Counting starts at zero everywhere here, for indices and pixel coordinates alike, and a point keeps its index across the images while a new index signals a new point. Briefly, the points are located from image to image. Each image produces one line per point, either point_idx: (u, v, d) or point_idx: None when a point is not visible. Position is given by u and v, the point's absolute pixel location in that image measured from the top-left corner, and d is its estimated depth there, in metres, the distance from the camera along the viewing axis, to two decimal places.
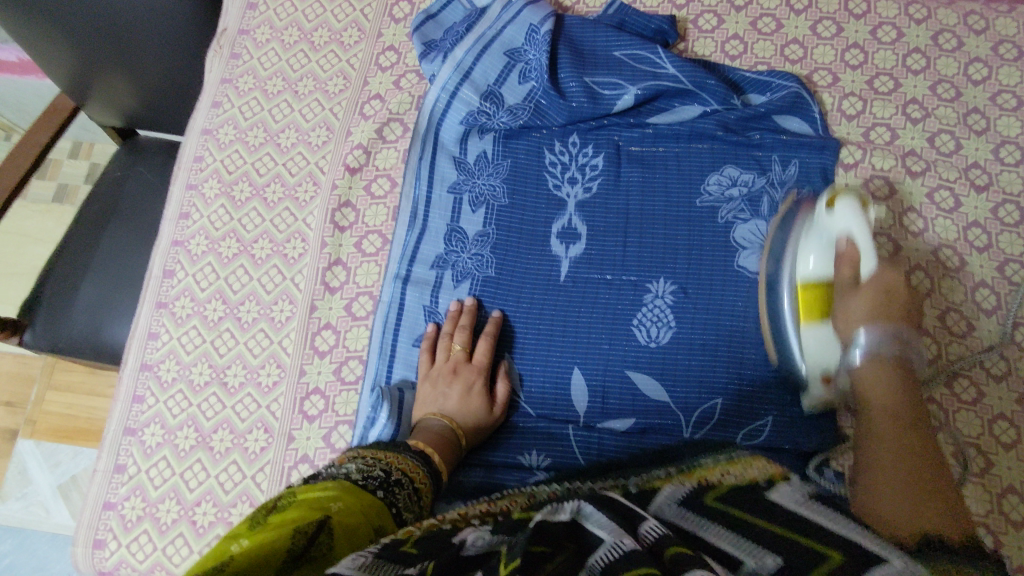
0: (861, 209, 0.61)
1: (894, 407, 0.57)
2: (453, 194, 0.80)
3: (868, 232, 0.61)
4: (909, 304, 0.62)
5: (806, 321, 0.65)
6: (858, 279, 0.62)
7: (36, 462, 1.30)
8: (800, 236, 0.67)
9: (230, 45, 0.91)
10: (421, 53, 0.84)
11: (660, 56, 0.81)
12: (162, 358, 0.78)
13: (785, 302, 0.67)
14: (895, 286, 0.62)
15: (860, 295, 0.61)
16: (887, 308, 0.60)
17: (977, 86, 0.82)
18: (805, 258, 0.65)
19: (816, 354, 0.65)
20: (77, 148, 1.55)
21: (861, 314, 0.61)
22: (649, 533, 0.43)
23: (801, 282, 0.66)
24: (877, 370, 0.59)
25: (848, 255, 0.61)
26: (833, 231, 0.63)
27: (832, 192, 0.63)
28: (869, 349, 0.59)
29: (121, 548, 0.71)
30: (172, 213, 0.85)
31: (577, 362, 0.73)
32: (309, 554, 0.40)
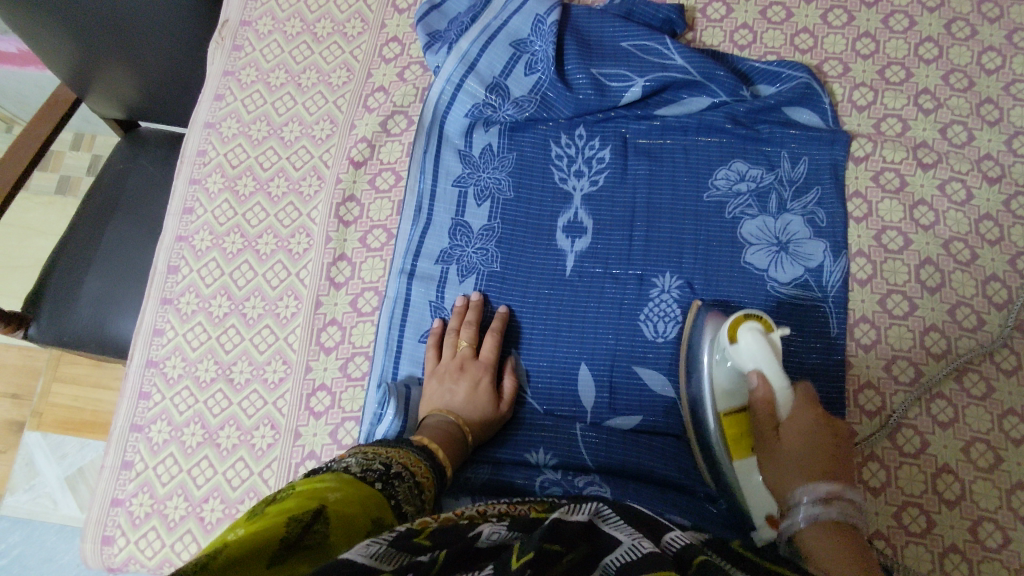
0: (764, 336, 0.60)
1: (838, 519, 0.51)
2: (458, 187, 0.79)
3: (776, 361, 0.60)
4: (834, 445, 0.58)
5: (737, 455, 0.63)
6: (775, 421, 0.61)
7: (42, 454, 1.30)
8: (710, 351, 0.66)
9: (232, 37, 0.90)
10: (425, 44, 0.83)
11: (668, 46, 0.80)
12: (167, 354, 0.77)
13: (716, 451, 0.65)
14: (813, 427, 0.59)
15: (783, 437, 0.59)
16: (821, 446, 0.57)
17: (990, 76, 0.81)
18: (717, 378, 0.64)
19: (756, 495, 0.62)
20: (78, 140, 1.55)
21: (790, 472, 0.57)
22: (672, 545, 0.43)
23: (721, 414, 0.64)
24: (819, 524, 0.52)
25: (764, 393, 0.61)
26: (738, 361, 0.62)
27: (732, 320, 0.63)
28: (802, 470, 0.56)
29: (129, 545, 0.71)
30: (176, 208, 0.84)
31: (584, 358, 0.73)
32: (305, 542, 0.40)
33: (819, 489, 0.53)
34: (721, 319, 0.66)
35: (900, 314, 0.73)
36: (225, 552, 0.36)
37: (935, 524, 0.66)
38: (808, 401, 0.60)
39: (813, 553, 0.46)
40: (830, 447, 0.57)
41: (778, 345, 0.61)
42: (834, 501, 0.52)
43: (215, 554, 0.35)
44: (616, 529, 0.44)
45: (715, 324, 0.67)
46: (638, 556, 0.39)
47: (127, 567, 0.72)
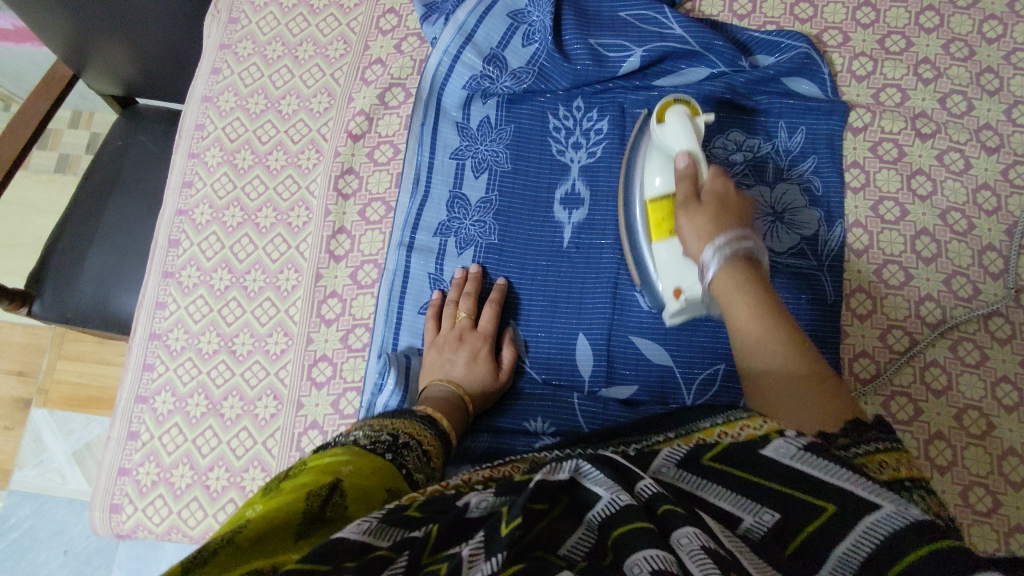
0: (687, 119, 0.65)
1: (765, 296, 0.54)
2: (456, 160, 0.79)
3: (697, 140, 0.65)
4: (746, 210, 0.60)
5: (656, 237, 0.66)
6: (697, 192, 0.61)
7: (50, 429, 1.32)
8: (642, 165, 0.70)
9: (227, 10, 0.90)
10: (422, 15, 0.83)
11: (667, 16, 0.79)
12: (170, 327, 0.78)
13: (642, 234, 0.69)
14: (725, 192, 0.60)
15: (701, 208, 0.59)
16: (725, 211, 0.59)
17: (991, 45, 0.80)
18: (652, 178, 0.67)
19: (665, 267, 0.65)
20: (76, 118, 1.54)
21: (706, 228, 0.58)
22: (645, 490, 0.42)
23: (651, 200, 0.67)
24: (738, 271, 0.54)
25: (684, 171, 0.62)
26: (665, 142, 0.66)
27: (662, 104, 0.68)
28: (722, 256, 0.55)
29: (137, 512, 0.73)
30: (175, 182, 0.84)
31: (582, 329, 0.73)
32: (326, 514, 0.42)
33: (737, 264, 0.55)
34: (653, 114, 0.69)
35: (895, 284, 0.74)
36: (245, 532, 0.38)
37: None
38: (722, 172, 0.62)
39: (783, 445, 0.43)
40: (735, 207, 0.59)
41: (700, 129, 0.66)
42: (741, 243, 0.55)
43: (234, 535, 0.38)
44: (595, 483, 0.43)
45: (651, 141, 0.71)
46: (616, 511, 0.40)
47: (135, 533, 0.73)
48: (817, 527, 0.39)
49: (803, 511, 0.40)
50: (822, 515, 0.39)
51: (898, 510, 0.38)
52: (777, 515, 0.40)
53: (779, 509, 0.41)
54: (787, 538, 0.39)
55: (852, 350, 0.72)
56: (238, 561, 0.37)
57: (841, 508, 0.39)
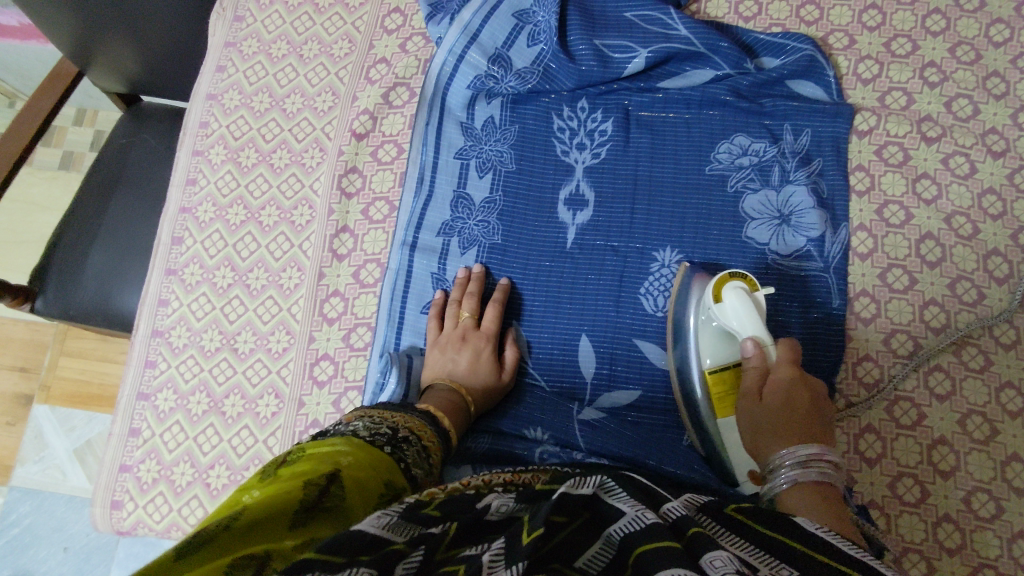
0: (746, 297, 0.62)
1: (819, 492, 0.52)
2: (460, 160, 0.79)
3: (759, 316, 0.62)
4: (807, 412, 0.58)
5: (722, 416, 0.64)
6: (763, 380, 0.60)
7: (51, 426, 1.32)
8: (698, 320, 0.66)
9: (233, 8, 0.90)
10: (428, 15, 0.83)
11: (672, 17, 0.79)
12: (172, 324, 0.78)
13: (695, 385, 0.66)
14: (792, 385, 0.58)
15: (760, 403, 0.59)
16: (793, 415, 0.57)
17: (998, 49, 0.80)
18: (703, 350, 0.65)
19: (733, 450, 0.64)
20: (81, 116, 1.54)
21: (766, 430, 0.57)
22: (671, 511, 0.44)
23: (708, 368, 0.65)
24: (798, 487, 0.52)
25: (753, 363, 0.61)
26: (725, 322, 0.63)
27: (717, 281, 0.65)
28: (794, 466, 0.53)
29: (138, 509, 0.73)
30: (179, 179, 0.84)
31: (586, 331, 0.73)
32: (322, 504, 0.42)
33: (803, 483, 0.52)
34: (709, 280, 0.67)
35: (900, 288, 0.73)
36: (244, 515, 0.38)
37: (930, 494, 0.67)
38: (791, 356, 0.60)
39: (808, 519, 0.45)
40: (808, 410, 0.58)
41: (759, 304, 0.63)
42: (814, 461, 0.53)
43: (234, 517, 0.38)
44: (620, 500, 0.44)
45: (702, 287, 0.68)
46: (640, 527, 0.40)
47: (135, 530, 0.73)
48: None
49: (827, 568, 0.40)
50: None
51: None
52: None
53: (801, 569, 0.40)
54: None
55: (856, 354, 0.72)
56: (235, 545, 0.37)
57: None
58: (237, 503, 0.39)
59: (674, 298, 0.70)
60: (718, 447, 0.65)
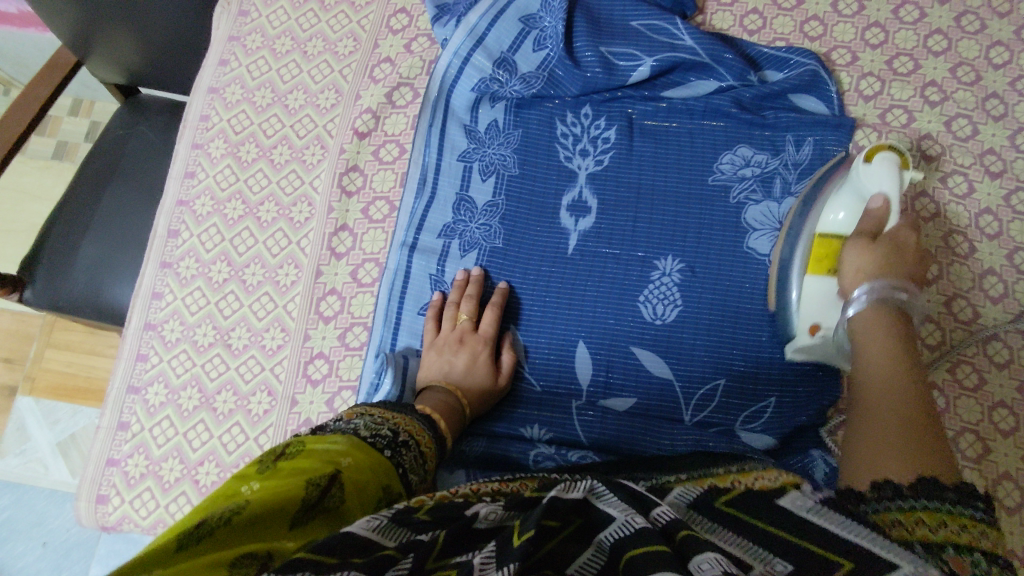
0: (896, 170, 0.63)
1: (893, 328, 0.56)
2: (463, 162, 0.79)
3: (899, 189, 0.63)
4: (916, 267, 0.61)
5: (813, 270, 0.66)
6: (874, 233, 0.62)
7: (34, 418, 1.30)
8: (826, 199, 0.68)
9: (238, 3, 0.89)
10: (434, 16, 0.83)
11: (678, 28, 0.79)
12: (165, 318, 0.77)
13: (795, 263, 0.68)
14: (903, 242, 0.61)
15: (864, 245, 0.61)
16: (896, 262, 0.60)
17: (998, 71, 0.81)
18: (835, 211, 0.66)
19: (808, 302, 0.65)
20: (77, 106, 1.53)
21: (871, 269, 0.60)
22: (660, 516, 0.43)
23: (821, 232, 0.67)
24: (876, 318, 0.57)
25: (875, 214, 0.62)
26: (863, 183, 0.64)
27: (872, 146, 0.65)
28: (869, 301, 0.58)
29: (124, 505, 0.71)
30: (177, 172, 0.84)
31: (583, 338, 0.73)
32: (321, 504, 0.41)
33: (879, 315, 0.57)
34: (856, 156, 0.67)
35: None
36: (245, 512, 0.37)
37: None
38: (912, 227, 0.62)
39: (796, 500, 0.46)
40: (905, 317, 0.58)
41: (905, 183, 0.64)
42: (896, 295, 0.58)
43: (235, 513, 0.37)
44: (610, 505, 0.44)
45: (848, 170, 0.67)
46: (631, 532, 0.40)
47: (120, 526, 0.72)
48: None
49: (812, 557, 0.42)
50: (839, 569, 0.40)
51: (918, 570, 0.38)
52: (790, 566, 0.41)
53: (794, 563, 0.41)
54: None
55: None
56: (232, 542, 0.36)
57: (856, 562, 0.40)
58: (238, 498, 0.39)
59: (796, 206, 0.72)
60: (793, 303, 0.68)
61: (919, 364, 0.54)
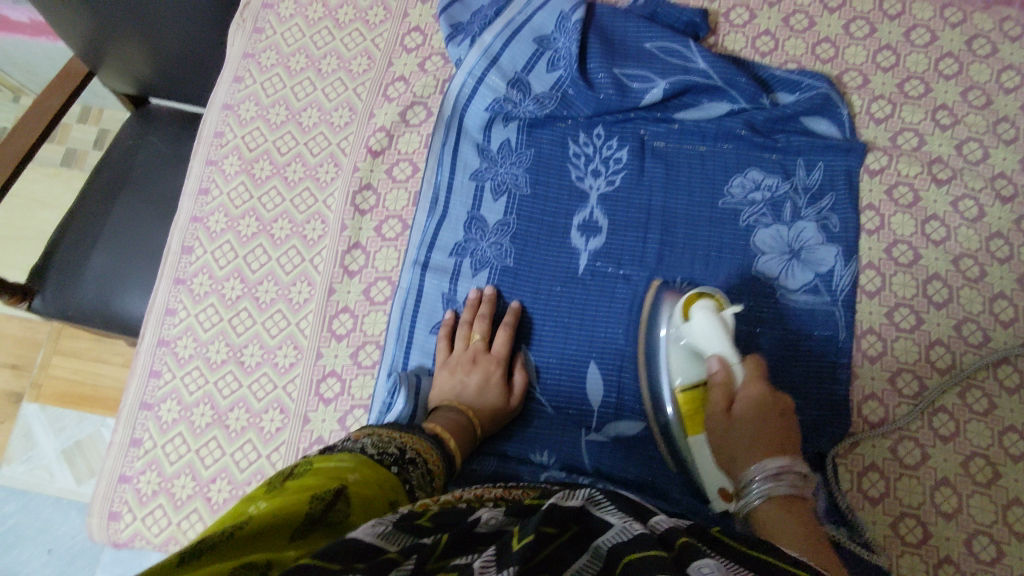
0: (714, 315, 0.65)
1: (792, 511, 0.56)
2: (475, 181, 0.79)
3: (727, 337, 0.65)
4: (782, 426, 0.62)
5: (691, 432, 0.67)
6: (730, 401, 0.64)
7: (41, 426, 1.31)
8: (667, 338, 0.70)
9: (253, 20, 0.90)
10: (448, 35, 0.83)
11: (691, 51, 0.80)
12: (179, 334, 0.78)
13: (675, 431, 0.69)
14: (761, 398, 0.62)
15: (740, 413, 0.63)
16: (766, 416, 0.61)
17: (1008, 95, 0.81)
18: (677, 375, 0.68)
19: (705, 467, 0.66)
20: (86, 114, 1.54)
21: (738, 446, 0.62)
22: (658, 525, 0.44)
23: (681, 388, 0.68)
24: (772, 509, 0.56)
25: (721, 380, 0.65)
26: (693, 340, 0.67)
27: (687, 299, 0.68)
28: (768, 488, 0.57)
29: (136, 521, 0.72)
30: (191, 188, 0.84)
31: (594, 359, 0.73)
32: (326, 518, 0.41)
33: (778, 488, 0.57)
34: (679, 297, 0.70)
35: (907, 328, 0.74)
36: (247, 523, 0.37)
37: (932, 535, 0.67)
38: (756, 372, 0.65)
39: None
40: (776, 420, 0.62)
41: (727, 323, 0.65)
42: (785, 475, 0.57)
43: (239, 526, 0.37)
44: (609, 513, 0.44)
45: (671, 311, 0.70)
46: (628, 538, 0.40)
47: (132, 543, 0.72)
48: None
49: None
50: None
51: None
52: None
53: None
54: None
55: (861, 393, 0.72)
56: (237, 551, 0.35)
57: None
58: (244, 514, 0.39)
59: (642, 366, 0.71)
60: (700, 471, 0.67)
61: (808, 511, 0.57)
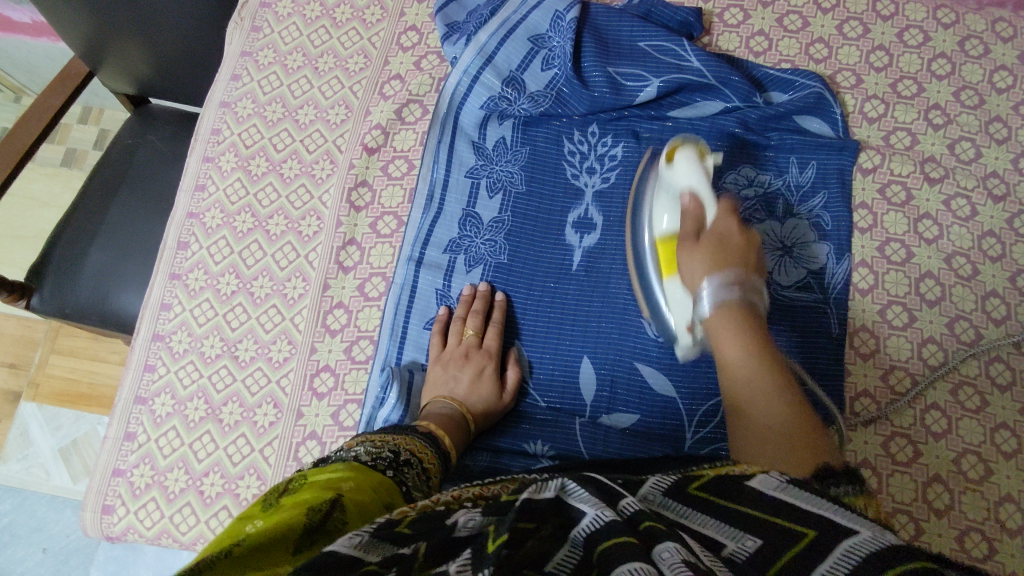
0: (696, 162, 0.66)
1: (763, 379, 0.54)
2: (471, 178, 0.80)
3: (707, 182, 0.66)
4: (748, 254, 0.60)
5: (667, 275, 0.66)
6: (698, 230, 0.63)
7: (37, 424, 1.31)
8: (650, 201, 0.70)
9: (251, 18, 0.91)
10: (444, 35, 0.84)
11: (685, 49, 0.81)
12: (174, 329, 0.78)
13: (651, 263, 0.69)
14: (727, 232, 0.62)
15: (696, 245, 0.61)
16: (725, 250, 0.60)
17: (1000, 95, 0.82)
18: (660, 217, 0.67)
19: (677, 304, 0.64)
20: (86, 114, 1.54)
21: (699, 270, 0.60)
22: (627, 508, 0.42)
23: (658, 239, 0.67)
24: (727, 317, 0.57)
25: (690, 211, 0.64)
26: (673, 183, 0.67)
27: (671, 146, 0.69)
28: (716, 301, 0.57)
29: (129, 515, 0.72)
30: (188, 184, 0.85)
31: (587, 353, 0.73)
32: (325, 528, 0.41)
33: (731, 315, 0.57)
34: (664, 153, 0.70)
35: (899, 325, 0.74)
36: (242, 542, 0.37)
37: (924, 531, 0.67)
38: (729, 210, 0.63)
39: (766, 480, 0.43)
40: (741, 246, 0.60)
41: (708, 172, 0.66)
42: (743, 412, 0.54)
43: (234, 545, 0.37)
44: (582, 502, 0.42)
45: (657, 173, 0.71)
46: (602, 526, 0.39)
47: (125, 536, 0.72)
48: (794, 554, 0.38)
49: (782, 534, 0.40)
50: (800, 541, 0.39)
51: (876, 536, 0.38)
52: (760, 541, 0.40)
53: (762, 537, 0.40)
54: (766, 564, 0.38)
55: (853, 390, 0.73)
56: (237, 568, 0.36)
57: (822, 534, 0.39)
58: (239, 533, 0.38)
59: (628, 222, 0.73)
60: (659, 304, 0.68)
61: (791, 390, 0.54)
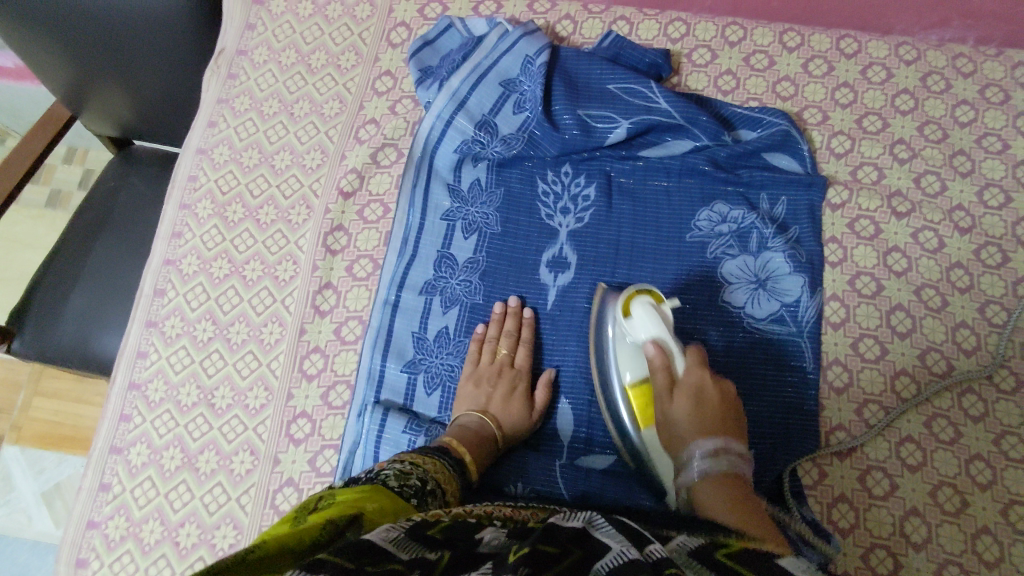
0: (654, 312, 0.67)
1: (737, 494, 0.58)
2: (447, 221, 0.81)
3: (667, 329, 0.67)
4: (727, 413, 0.64)
5: (644, 423, 0.67)
6: (672, 383, 0.66)
7: (19, 468, 1.29)
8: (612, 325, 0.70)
9: (227, 66, 0.92)
10: (417, 79, 0.86)
11: (653, 91, 0.82)
12: (150, 377, 0.78)
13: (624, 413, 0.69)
14: (702, 386, 0.65)
15: (675, 402, 0.65)
16: (702, 415, 0.63)
17: (963, 128, 0.84)
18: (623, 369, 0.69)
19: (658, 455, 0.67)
20: (70, 155, 1.55)
21: (685, 431, 0.64)
22: (653, 553, 0.42)
23: (630, 384, 0.69)
24: (716, 485, 0.59)
25: (659, 363, 0.67)
26: (636, 337, 0.68)
27: (626, 296, 0.69)
28: (703, 471, 0.60)
29: (103, 568, 0.71)
30: (165, 231, 0.85)
31: (564, 395, 0.74)
32: (341, 537, 0.42)
33: (711, 478, 0.60)
34: (620, 297, 0.70)
35: (872, 358, 0.75)
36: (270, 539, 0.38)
37: (903, 566, 0.67)
38: (699, 363, 0.66)
39: (793, 561, 0.43)
40: (721, 409, 0.64)
41: (668, 321, 0.67)
42: (721, 453, 0.61)
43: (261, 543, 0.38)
44: (607, 537, 0.44)
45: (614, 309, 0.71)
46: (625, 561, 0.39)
47: None
48: None
49: None
50: None
51: None
52: None
53: None
54: None
55: (829, 424, 0.73)
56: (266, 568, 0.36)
57: None
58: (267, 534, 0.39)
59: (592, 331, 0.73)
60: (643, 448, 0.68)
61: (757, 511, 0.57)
